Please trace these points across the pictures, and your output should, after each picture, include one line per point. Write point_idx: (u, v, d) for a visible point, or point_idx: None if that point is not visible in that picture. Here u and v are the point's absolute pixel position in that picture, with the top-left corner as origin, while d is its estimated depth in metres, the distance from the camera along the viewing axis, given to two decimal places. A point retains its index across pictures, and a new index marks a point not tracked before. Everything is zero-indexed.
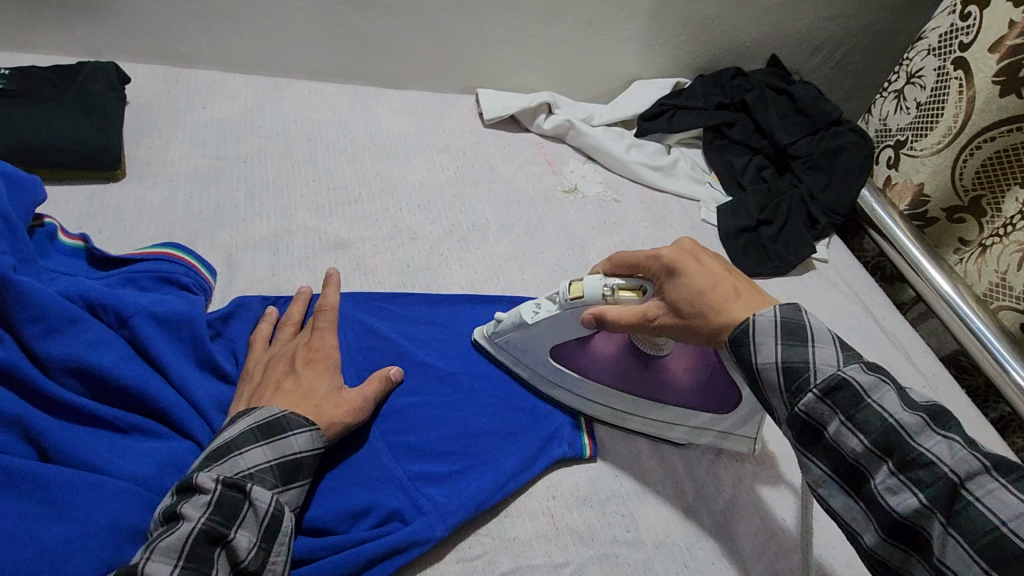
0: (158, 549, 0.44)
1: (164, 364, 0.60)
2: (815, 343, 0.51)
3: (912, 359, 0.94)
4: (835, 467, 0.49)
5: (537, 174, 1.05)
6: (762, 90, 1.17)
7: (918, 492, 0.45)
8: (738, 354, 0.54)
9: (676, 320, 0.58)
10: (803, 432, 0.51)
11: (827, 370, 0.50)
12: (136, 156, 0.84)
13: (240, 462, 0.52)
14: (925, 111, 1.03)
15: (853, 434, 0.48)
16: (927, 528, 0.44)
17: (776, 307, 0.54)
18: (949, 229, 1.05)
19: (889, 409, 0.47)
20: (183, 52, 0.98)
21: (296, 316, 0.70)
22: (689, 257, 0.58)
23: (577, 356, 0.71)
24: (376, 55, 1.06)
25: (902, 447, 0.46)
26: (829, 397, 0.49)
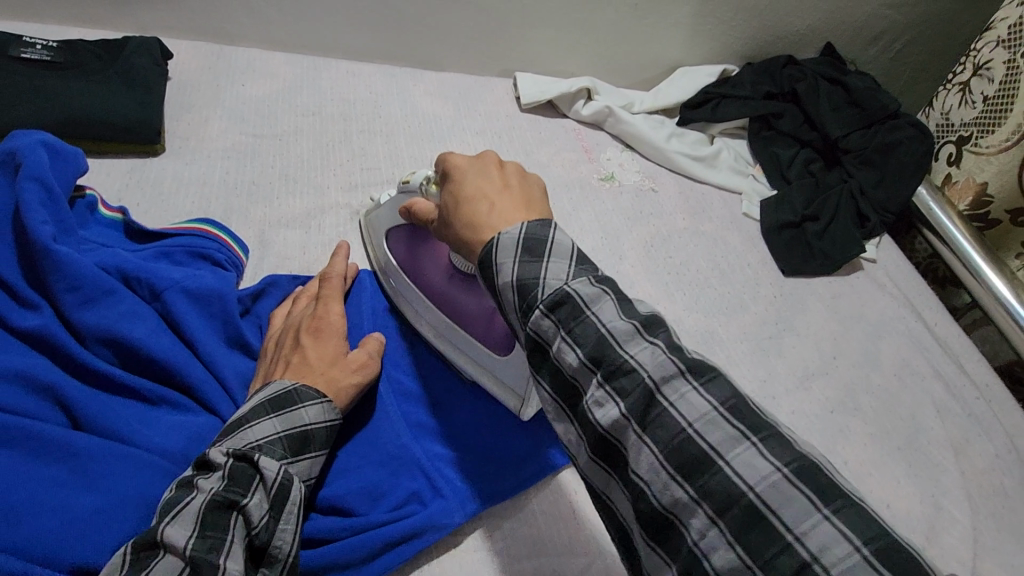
0: (172, 517, 0.43)
1: (194, 339, 0.60)
2: (551, 257, 0.42)
3: (963, 367, 0.88)
4: (556, 388, 0.42)
5: (573, 160, 1.02)
6: (814, 80, 1.11)
7: (619, 402, 0.38)
8: (485, 277, 0.45)
9: (444, 231, 0.52)
10: (533, 354, 0.42)
11: (558, 287, 0.41)
12: (176, 131, 0.85)
13: (251, 435, 0.51)
14: (992, 105, 0.97)
15: (572, 349, 0.40)
16: (626, 445, 0.38)
17: (526, 223, 0.44)
18: (1013, 233, 0.97)
19: (604, 319, 0.40)
20: (225, 29, 0.98)
21: (310, 289, 0.69)
22: (472, 171, 0.50)
23: (413, 266, 0.70)
24: (414, 36, 1.04)
25: (651, 409, 0.37)
26: (573, 337, 0.40)
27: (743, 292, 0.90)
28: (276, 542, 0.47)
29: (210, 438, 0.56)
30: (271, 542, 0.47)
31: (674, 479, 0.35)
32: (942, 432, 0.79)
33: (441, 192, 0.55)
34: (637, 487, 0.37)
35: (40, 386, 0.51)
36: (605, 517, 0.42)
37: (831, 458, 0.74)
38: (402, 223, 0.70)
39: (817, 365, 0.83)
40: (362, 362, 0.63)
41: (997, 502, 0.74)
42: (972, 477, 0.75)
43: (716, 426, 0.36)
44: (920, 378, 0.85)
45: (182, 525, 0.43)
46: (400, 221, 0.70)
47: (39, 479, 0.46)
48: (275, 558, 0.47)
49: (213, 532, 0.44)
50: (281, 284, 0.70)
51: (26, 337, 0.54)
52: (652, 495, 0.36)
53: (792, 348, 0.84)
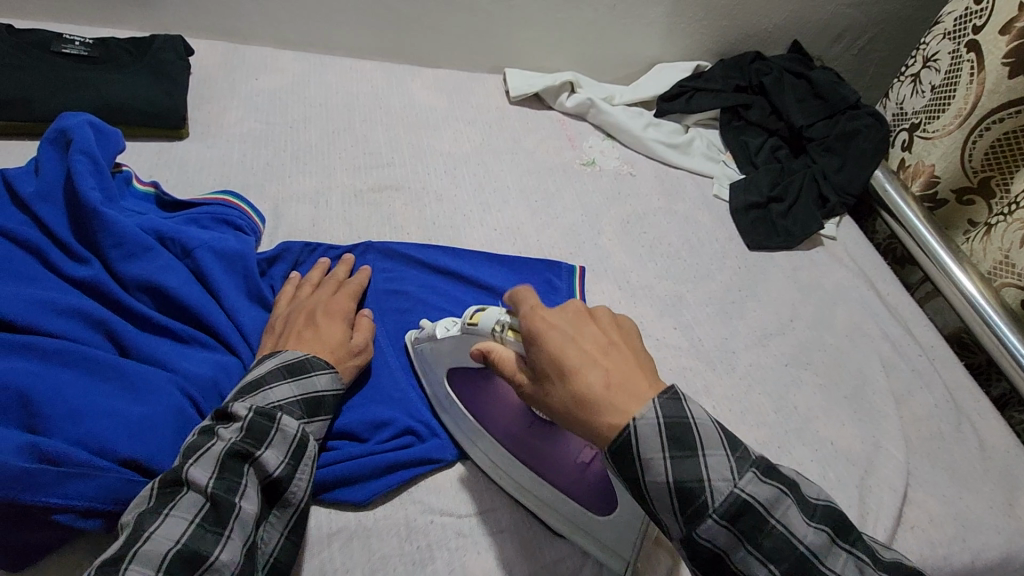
0: (195, 461, 0.51)
1: (220, 290, 0.69)
2: (666, 415, 0.48)
3: (911, 330, 0.97)
4: (661, 505, 0.48)
5: (558, 147, 1.12)
6: (780, 74, 1.21)
7: (732, 525, 0.45)
8: (620, 462, 0.48)
9: (546, 407, 0.53)
10: (629, 473, 0.48)
11: (721, 486, 0.46)
12: (198, 119, 0.95)
13: (270, 395, 0.58)
14: (940, 93, 1.06)
15: (667, 472, 0.47)
16: (736, 558, 0.46)
17: (658, 402, 0.48)
18: (959, 211, 1.07)
19: (707, 453, 0.47)
20: (240, 29, 1.08)
21: (314, 278, 0.75)
22: (565, 328, 0.53)
23: (482, 408, 0.67)
24: (412, 35, 1.14)
25: (802, 563, 0.45)
26: (731, 522, 0.45)
27: (711, 263, 1.00)
28: (291, 488, 0.55)
29: (234, 371, 0.64)
30: (287, 487, 0.55)
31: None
32: (887, 384, 0.88)
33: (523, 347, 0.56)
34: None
35: (93, 321, 0.60)
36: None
37: (784, 404, 0.82)
38: (460, 368, 0.67)
39: (775, 326, 0.92)
40: (364, 343, 0.69)
41: (933, 443, 0.82)
42: (911, 422, 0.84)
43: (803, 526, 0.46)
44: (870, 339, 0.94)
45: (203, 468, 0.51)
46: (465, 365, 0.66)
47: (96, 392, 0.55)
48: (289, 500, 0.56)
49: (230, 476, 0.52)
50: (295, 251, 0.79)
51: (78, 283, 0.63)
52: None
53: (753, 312, 0.93)
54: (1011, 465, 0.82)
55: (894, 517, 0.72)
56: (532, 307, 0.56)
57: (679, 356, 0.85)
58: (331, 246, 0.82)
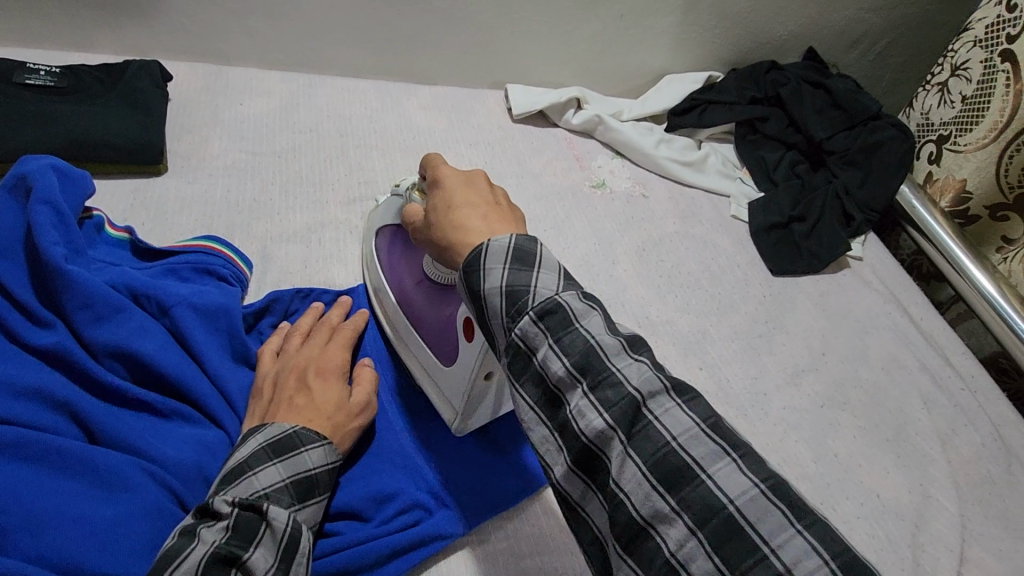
0: (173, 574, 0.41)
1: (202, 354, 0.62)
2: (542, 268, 0.44)
3: (950, 360, 0.91)
4: (539, 396, 0.43)
5: (565, 169, 1.05)
6: (798, 84, 1.14)
7: (604, 412, 0.40)
8: (469, 280, 0.46)
9: (424, 232, 0.53)
10: (518, 361, 0.44)
11: (547, 295, 0.43)
12: (178, 151, 0.87)
13: (255, 482, 0.50)
14: (969, 104, 0.99)
15: (558, 356, 0.41)
16: (608, 454, 0.39)
17: (515, 234, 0.46)
18: (993, 228, 1.01)
19: (592, 330, 0.42)
20: (223, 51, 1.01)
21: (304, 325, 0.68)
22: (459, 176, 0.53)
23: (387, 266, 0.73)
24: (407, 51, 1.07)
25: (630, 413, 0.39)
26: (557, 343, 0.42)
27: (734, 292, 0.93)
28: None
29: (218, 451, 0.58)
30: None
31: (657, 489, 0.37)
32: (930, 424, 0.81)
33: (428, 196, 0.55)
34: (618, 498, 0.38)
35: (57, 402, 0.53)
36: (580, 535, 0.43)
37: (823, 452, 0.76)
38: (388, 221, 0.72)
39: (807, 362, 0.86)
40: (363, 402, 0.63)
41: (984, 489, 0.76)
42: (959, 465, 0.78)
43: (699, 442, 0.38)
44: (908, 371, 0.87)
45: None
46: (387, 221, 0.73)
47: (60, 491, 0.47)
48: None
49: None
50: (285, 300, 0.72)
51: (42, 355, 0.55)
52: (633, 507, 0.37)
53: (783, 346, 0.87)
54: None
55: None
56: (439, 155, 0.56)
57: (707, 400, 0.79)
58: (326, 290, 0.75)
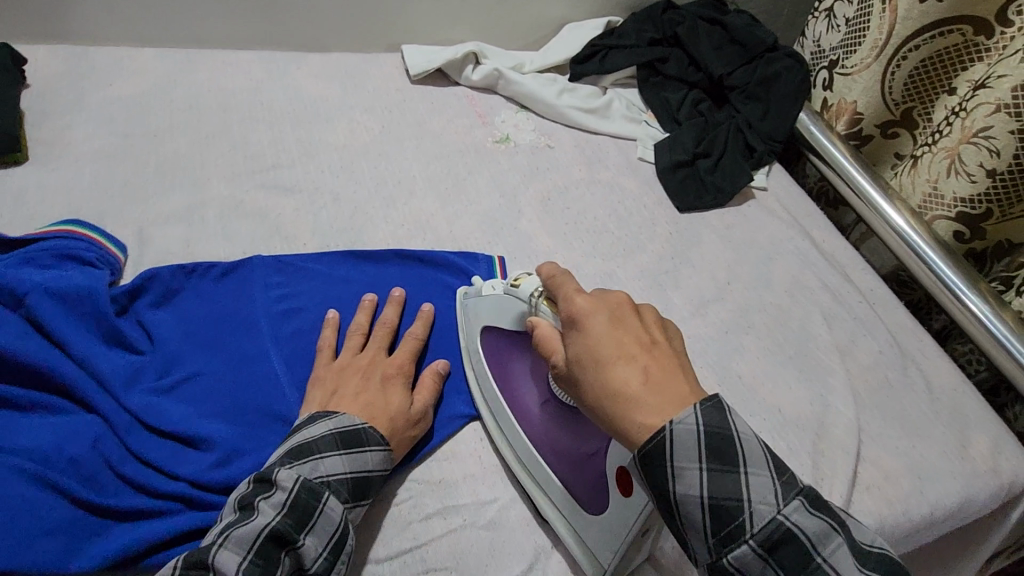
0: (231, 538, 0.47)
1: (63, 341, 0.58)
2: (736, 444, 0.45)
3: (850, 277, 0.93)
4: (664, 485, 0.45)
5: (467, 126, 1.03)
6: (693, 22, 1.14)
7: (783, 573, 0.41)
8: (650, 468, 0.46)
9: (570, 379, 0.51)
10: (718, 562, 0.43)
11: (761, 509, 0.43)
12: (39, 139, 0.82)
13: (319, 467, 0.54)
14: (854, 26, 1.01)
15: (687, 449, 0.44)
16: (743, 551, 0.43)
17: (699, 408, 0.45)
18: (884, 146, 1.04)
19: (803, 529, 0.42)
20: (85, 30, 0.94)
21: (361, 323, 0.70)
22: (605, 318, 0.51)
23: (506, 380, 0.66)
24: (289, 17, 1.02)
25: (800, 561, 0.41)
26: (769, 550, 0.42)
27: (640, 233, 0.94)
28: None
29: (87, 434, 0.54)
30: None
31: None
32: (831, 338, 0.84)
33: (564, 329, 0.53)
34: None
35: None
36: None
37: (729, 375, 0.78)
38: (495, 328, 0.67)
39: (711, 293, 0.87)
40: (422, 410, 0.64)
41: (881, 393, 0.79)
42: (858, 374, 0.81)
43: (829, 536, 0.42)
44: (810, 292, 0.90)
45: (235, 550, 0.47)
46: (501, 327, 0.66)
47: None
48: None
49: (266, 561, 0.47)
50: (165, 278, 0.68)
51: None
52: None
53: (688, 280, 0.88)
54: (960, 405, 0.80)
55: (849, 481, 0.69)
56: (576, 289, 0.54)
57: None
58: (209, 264, 0.71)
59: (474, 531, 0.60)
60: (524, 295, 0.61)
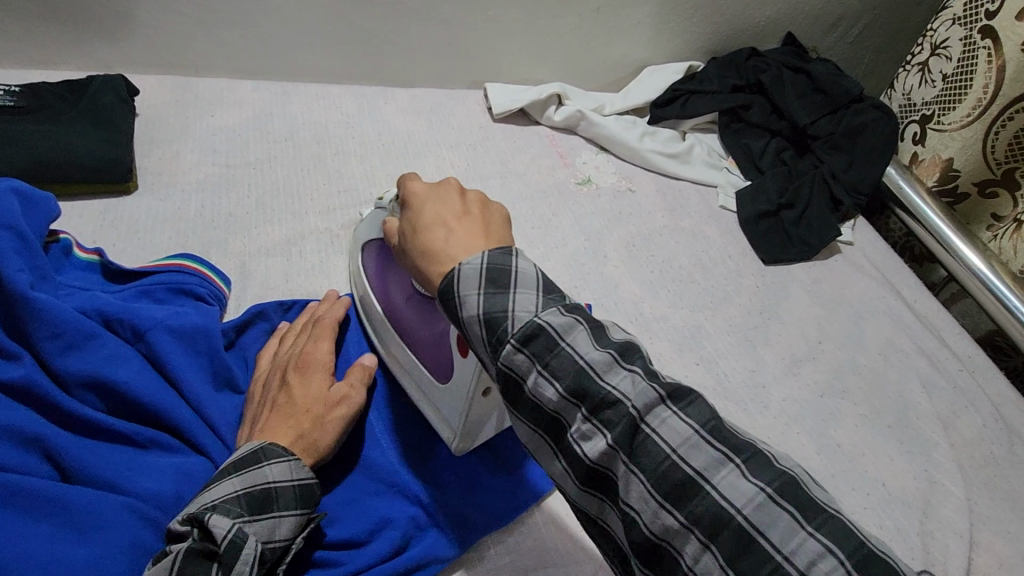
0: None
1: (181, 379, 0.59)
2: (517, 289, 0.43)
3: (946, 341, 0.90)
4: (537, 422, 0.42)
5: (550, 166, 1.03)
6: (778, 70, 1.13)
7: (608, 434, 0.39)
8: (447, 306, 0.45)
9: (400, 254, 0.51)
10: (509, 389, 0.43)
11: (522, 316, 0.42)
12: (149, 167, 0.85)
13: (205, 496, 0.49)
14: (951, 84, 0.99)
15: (551, 383, 0.41)
16: (616, 473, 0.39)
17: (488, 252, 0.44)
18: (981, 204, 1.00)
19: (581, 350, 0.41)
20: (191, 61, 0.98)
21: (292, 327, 0.69)
22: (429, 194, 0.50)
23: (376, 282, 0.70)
24: (381, 53, 1.04)
25: (592, 391, 0.40)
26: (526, 346, 0.41)
27: (727, 284, 0.92)
28: None
29: (198, 475, 0.56)
30: None
31: (664, 507, 0.37)
32: (931, 407, 0.81)
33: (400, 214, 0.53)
34: (629, 516, 0.39)
35: (26, 438, 0.49)
36: (599, 538, 0.44)
37: (826, 443, 0.75)
38: (372, 240, 0.70)
39: (803, 352, 0.85)
40: (346, 392, 0.62)
41: (989, 470, 0.76)
42: (963, 448, 0.77)
43: (700, 450, 0.38)
44: (906, 355, 0.86)
45: None
46: (373, 237, 0.69)
47: (35, 537, 0.45)
48: None
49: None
50: (268, 314, 0.70)
51: (5, 389, 0.51)
52: (644, 523, 0.38)
53: (778, 336, 0.86)
54: None
55: (963, 569, 0.66)
56: (414, 174, 0.54)
57: (706, 395, 0.78)
58: (304, 305, 0.73)
59: None
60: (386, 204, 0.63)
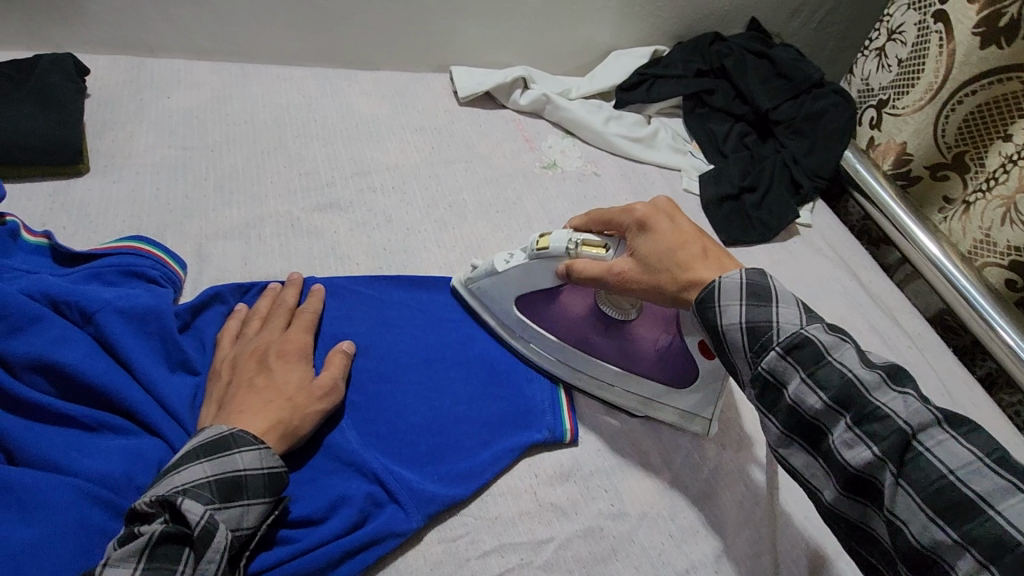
0: (112, 559, 0.43)
1: (132, 361, 0.59)
2: (781, 304, 0.52)
3: (897, 320, 0.93)
4: (794, 426, 0.50)
5: (515, 150, 1.03)
6: (742, 55, 1.14)
7: (872, 445, 0.46)
8: (703, 315, 0.55)
9: (641, 278, 0.59)
10: (764, 392, 0.52)
11: (789, 328, 0.51)
12: (101, 149, 0.83)
13: (176, 479, 0.48)
14: (906, 67, 1.01)
15: (814, 392, 0.49)
16: (882, 482, 0.46)
17: (743, 270, 0.55)
18: (933, 188, 1.02)
19: (849, 365, 0.48)
20: (146, 41, 0.95)
21: (261, 309, 0.68)
22: (662, 216, 0.59)
23: (548, 322, 0.71)
24: (344, 34, 1.03)
25: (859, 402, 0.47)
26: (792, 354, 0.50)
27: None
28: None
29: (151, 455, 0.54)
30: None
31: (936, 520, 0.43)
32: None
33: (619, 245, 0.62)
34: (895, 525, 0.45)
35: None
36: (856, 545, 0.49)
37: None
38: (523, 292, 0.71)
39: None
40: (330, 383, 0.62)
41: None
42: None
43: (981, 474, 0.43)
44: (858, 332, 0.89)
45: (121, 565, 0.43)
46: (532, 285, 0.70)
47: None
48: None
49: (161, 565, 0.44)
50: (224, 297, 0.70)
51: None
52: (911, 534, 0.44)
53: None
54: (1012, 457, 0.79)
55: None
56: (620, 211, 0.62)
57: None
58: (263, 289, 0.72)
59: (530, 571, 0.58)
60: (559, 246, 0.64)
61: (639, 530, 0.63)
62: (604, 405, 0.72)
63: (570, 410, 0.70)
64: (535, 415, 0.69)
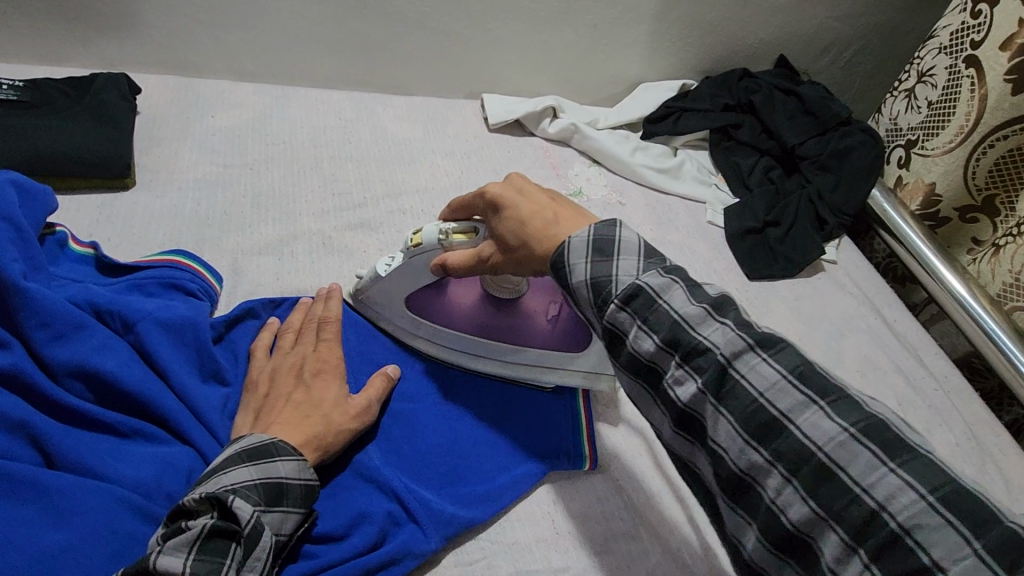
0: (169, 545, 0.45)
1: (168, 371, 0.61)
2: (621, 254, 0.47)
3: (923, 361, 0.92)
4: (631, 368, 0.46)
5: (542, 177, 1.05)
6: (769, 91, 1.15)
7: (698, 380, 0.43)
8: (557, 277, 0.50)
9: (513, 253, 0.55)
10: (611, 343, 0.47)
11: (626, 280, 0.46)
12: (146, 164, 0.86)
13: (223, 480, 0.50)
14: (936, 109, 1.02)
15: (646, 335, 0.45)
16: (704, 416, 0.43)
17: (591, 225, 0.50)
18: (962, 229, 1.02)
19: (675, 306, 0.44)
20: (194, 62, 1.00)
21: (294, 323, 0.70)
22: (512, 191, 0.57)
23: (488, 326, 0.71)
24: (381, 60, 1.06)
25: (685, 340, 0.43)
26: (629, 305, 0.46)
27: None
28: None
29: (182, 465, 0.56)
30: None
31: (766, 454, 0.40)
32: None
33: (489, 223, 0.59)
34: (717, 455, 0.42)
35: (12, 424, 0.50)
36: (690, 477, 0.47)
37: None
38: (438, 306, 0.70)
39: None
40: (364, 405, 0.63)
41: None
42: None
43: (801, 403, 0.40)
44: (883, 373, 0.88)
45: (176, 553, 0.44)
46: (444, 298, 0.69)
47: (11, 520, 0.46)
48: None
49: (212, 557, 0.45)
50: (257, 312, 0.72)
51: None
52: (729, 459, 0.41)
53: None
54: None
55: None
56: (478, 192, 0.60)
57: None
58: (294, 304, 0.74)
59: None
60: (431, 241, 0.63)
61: (656, 564, 0.62)
62: (623, 434, 0.72)
63: (590, 435, 0.69)
64: (555, 441, 0.69)
